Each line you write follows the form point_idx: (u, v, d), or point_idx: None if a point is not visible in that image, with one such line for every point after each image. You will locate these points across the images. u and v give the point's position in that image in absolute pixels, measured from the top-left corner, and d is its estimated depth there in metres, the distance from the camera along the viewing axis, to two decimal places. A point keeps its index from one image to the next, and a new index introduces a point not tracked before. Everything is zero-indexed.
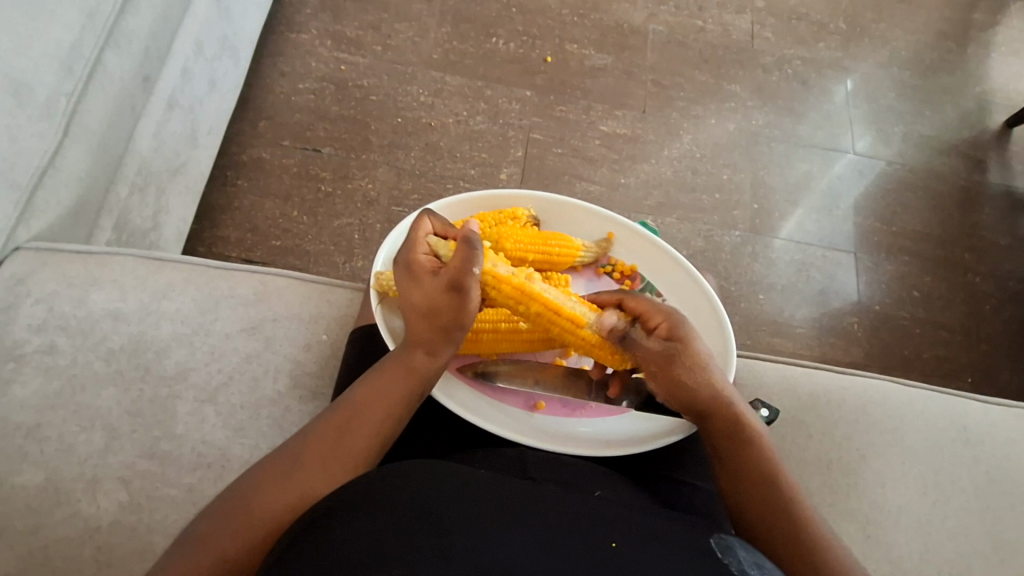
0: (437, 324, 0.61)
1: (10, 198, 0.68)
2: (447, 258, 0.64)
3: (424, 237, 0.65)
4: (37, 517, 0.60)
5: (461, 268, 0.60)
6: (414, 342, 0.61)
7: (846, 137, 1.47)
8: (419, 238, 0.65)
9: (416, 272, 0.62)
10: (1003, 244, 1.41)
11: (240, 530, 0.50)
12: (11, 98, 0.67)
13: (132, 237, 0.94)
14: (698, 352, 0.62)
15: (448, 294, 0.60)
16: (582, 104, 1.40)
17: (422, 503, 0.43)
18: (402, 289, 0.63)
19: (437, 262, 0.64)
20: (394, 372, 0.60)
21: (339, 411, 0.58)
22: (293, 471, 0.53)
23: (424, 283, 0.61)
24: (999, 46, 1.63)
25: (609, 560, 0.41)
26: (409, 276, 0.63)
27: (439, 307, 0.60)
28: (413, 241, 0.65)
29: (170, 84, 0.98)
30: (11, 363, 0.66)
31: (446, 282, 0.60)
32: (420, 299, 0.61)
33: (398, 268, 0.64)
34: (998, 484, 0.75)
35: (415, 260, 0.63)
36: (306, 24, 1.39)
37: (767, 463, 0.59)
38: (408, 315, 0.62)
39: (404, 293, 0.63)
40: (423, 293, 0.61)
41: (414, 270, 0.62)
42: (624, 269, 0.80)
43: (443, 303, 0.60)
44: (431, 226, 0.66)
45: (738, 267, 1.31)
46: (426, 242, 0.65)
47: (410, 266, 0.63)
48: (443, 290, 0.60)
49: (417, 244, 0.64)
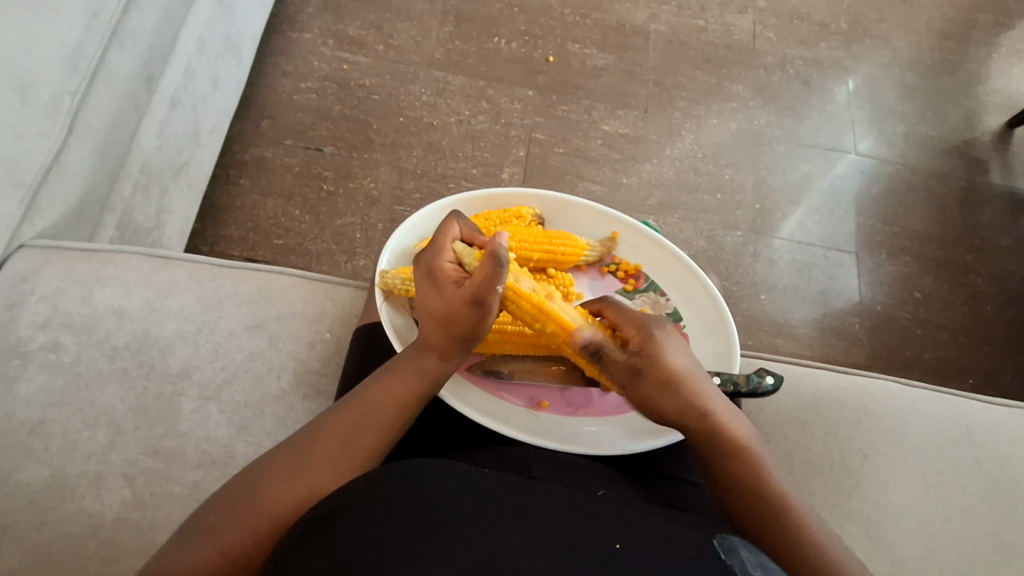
0: (452, 334, 0.61)
1: (15, 196, 0.68)
2: (471, 268, 0.64)
3: (450, 243, 0.65)
4: (41, 514, 0.60)
5: (485, 283, 0.59)
6: (429, 346, 0.61)
7: (848, 137, 1.47)
8: (445, 243, 0.65)
9: (439, 279, 0.62)
10: (1004, 245, 1.41)
11: (247, 522, 0.51)
12: (16, 96, 0.67)
13: (135, 235, 0.94)
14: (670, 368, 0.60)
15: (468, 306, 0.60)
16: (584, 104, 1.40)
17: (427, 501, 0.43)
18: (421, 293, 0.63)
19: (461, 271, 0.64)
20: (406, 374, 0.61)
21: (350, 408, 0.58)
22: (304, 466, 0.54)
23: (446, 292, 0.62)
24: (1001, 47, 1.63)
25: (613, 560, 0.41)
26: (431, 282, 0.63)
27: (457, 318, 0.61)
28: (438, 245, 0.65)
29: (173, 83, 0.98)
30: (15, 360, 0.66)
31: (468, 294, 0.60)
32: (439, 307, 0.61)
33: (419, 272, 0.64)
34: (1000, 484, 0.76)
35: (438, 267, 0.63)
36: (309, 23, 1.39)
37: (750, 476, 0.58)
38: (424, 320, 0.62)
39: (423, 298, 0.63)
40: (443, 301, 0.61)
41: (437, 277, 0.62)
42: (628, 269, 0.81)
43: (462, 313, 0.60)
44: (459, 232, 0.66)
45: (740, 267, 1.31)
46: (452, 249, 0.64)
47: (432, 272, 0.63)
48: (464, 302, 0.60)
49: (443, 250, 0.64)
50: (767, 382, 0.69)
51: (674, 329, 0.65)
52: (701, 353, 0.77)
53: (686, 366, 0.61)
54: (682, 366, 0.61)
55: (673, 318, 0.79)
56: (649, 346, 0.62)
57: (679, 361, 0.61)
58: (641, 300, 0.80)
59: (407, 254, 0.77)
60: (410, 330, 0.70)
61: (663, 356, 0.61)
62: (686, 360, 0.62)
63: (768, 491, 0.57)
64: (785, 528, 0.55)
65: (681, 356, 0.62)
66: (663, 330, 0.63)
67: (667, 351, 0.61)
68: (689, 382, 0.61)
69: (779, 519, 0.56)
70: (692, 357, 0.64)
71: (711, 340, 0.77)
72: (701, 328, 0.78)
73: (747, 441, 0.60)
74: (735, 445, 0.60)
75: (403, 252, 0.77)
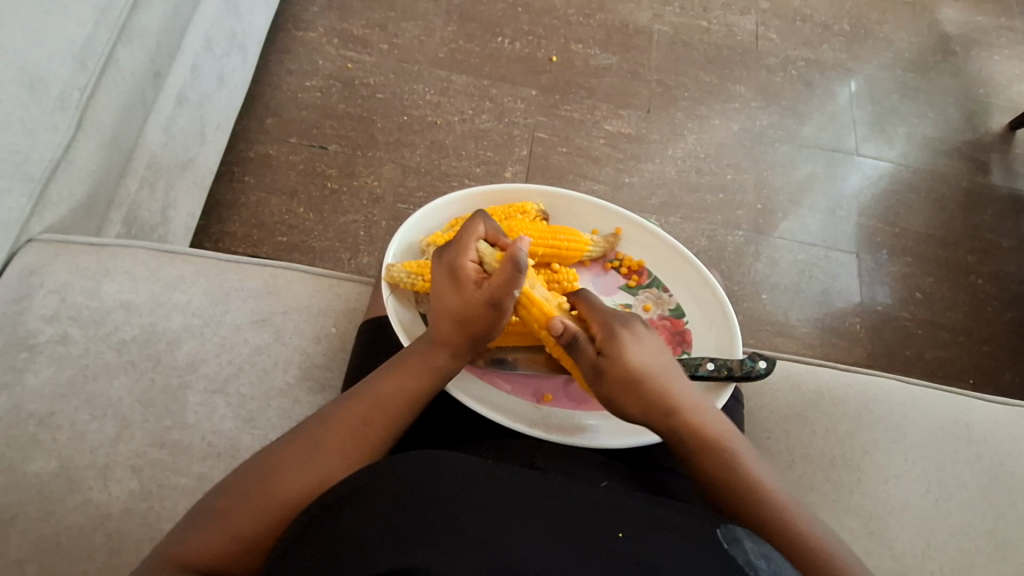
0: (468, 331, 0.63)
1: (24, 190, 0.69)
2: (491, 268, 0.65)
3: (474, 243, 0.66)
4: (49, 504, 0.60)
5: (503, 286, 0.61)
6: (441, 341, 0.62)
7: (850, 138, 1.48)
8: (468, 243, 0.66)
9: (458, 278, 0.64)
10: (1006, 246, 1.41)
11: (258, 508, 0.52)
12: (26, 91, 0.68)
13: (142, 231, 0.95)
14: (631, 367, 0.61)
15: (486, 306, 0.62)
16: (588, 103, 1.41)
17: (432, 493, 0.44)
18: (440, 288, 0.64)
19: (482, 271, 0.65)
20: (417, 367, 0.61)
21: (360, 399, 0.59)
22: (312, 454, 0.55)
23: (464, 290, 0.63)
24: (1003, 49, 1.63)
25: (619, 548, 0.41)
26: (450, 279, 0.64)
27: (473, 316, 0.62)
28: (461, 244, 0.66)
29: (180, 79, 0.99)
30: (23, 352, 0.67)
31: (488, 295, 0.62)
32: (457, 304, 0.62)
33: (439, 267, 0.65)
34: (1000, 481, 0.76)
35: (460, 265, 0.64)
36: (314, 22, 1.40)
37: (728, 465, 0.58)
38: (439, 315, 0.63)
39: (440, 293, 0.64)
40: (461, 299, 0.62)
41: (458, 275, 0.64)
42: (631, 264, 0.81)
43: (480, 313, 0.62)
44: (484, 232, 0.67)
45: (741, 266, 1.31)
46: (474, 250, 0.66)
47: (455, 270, 0.64)
48: (482, 302, 0.62)
49: (467, 250, 0.65)
50: (761, 367, 0.71)
51: (638, 324, 0.65)
52: (703, 347, 0.77)
53: (648, 362, 0.62)
54: (645, 363, 0.62)
55: (675, 314, 0.80)
56: (610, 346, 0.62)
57: (641, 358, 0.62)
58: (643, 296, 0.80)
59: (411, 249, 0.78)
60: (415, 324, 0.71)
61: (624, 354, 0.62)
62: (649, 356, 0.63)
63: (741, 476, 0.58)
64: (760, 511, 0.56)
65: (646, 352, 0.63)
66: (623, 328, 0.63)
67: (626, 349, 0.62)
68: (651, 378, 0.61)
69: (758, 509, 0.56)
70: (657, 351, 0.64)
71: (713, 334, 0.78)
72: (703, 323, 0.79)
73: (719, 430, 0.60)
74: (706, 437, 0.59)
75: (408, 247, 0.78)
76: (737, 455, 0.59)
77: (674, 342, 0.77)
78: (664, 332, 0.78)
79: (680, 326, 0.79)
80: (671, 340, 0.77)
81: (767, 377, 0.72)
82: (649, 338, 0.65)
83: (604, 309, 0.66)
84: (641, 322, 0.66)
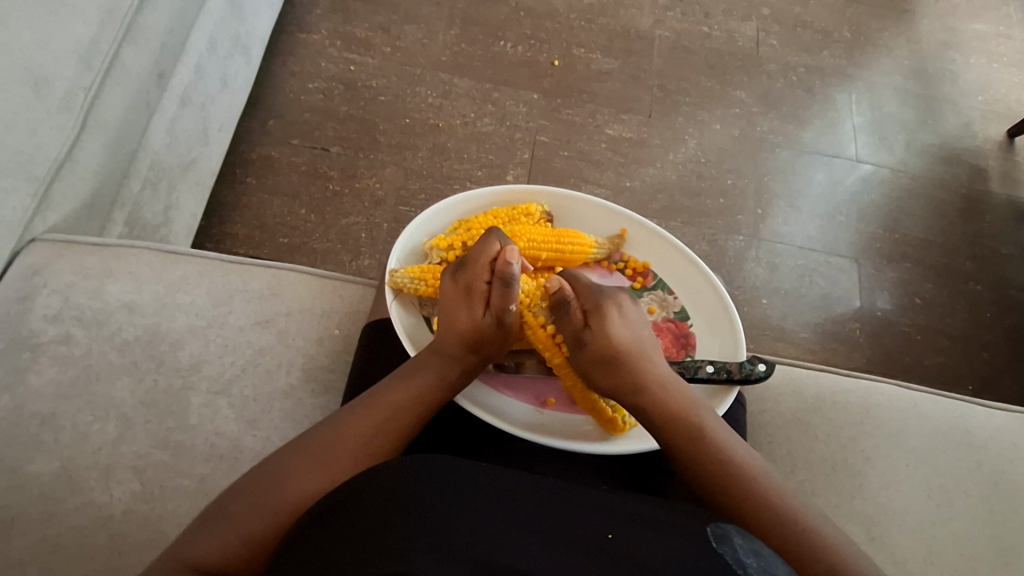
0: (479, 351, 0.64)
1: (29, 190, 0.69)
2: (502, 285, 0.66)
3: (485, 262, 0.66)
4: (51, 505, 0.60)
5: (502, 305, 0.63)
6: (453, 358, 0.63)
7: (850, 145, 1.48)
8: (482, 262, 0.66)
9: (471, 296, 0.65)
10: (1006, 253, 1.42)
11: (270, 510, 0.52)
12: (31, 90, 0.68)
13: (143, 231, 0.94)
14: (610, 340, 0.62)
15: (494, 327, 0.64)
16: (589, 108, 1.41)
17: (423, 494, 0.43)
18: (449, 304, 0.65)
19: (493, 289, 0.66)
20: (428, 377, 0.62)
21: (374, 403, 0.59)
22: (327, 456, 0.55)
23: (474, 312, 0.64)
24: (1002, 57, 1.64)
25: (606, 551, 0.41)
26: (463, 298, 0.65)
27: (484, 337, 0.64)
28: (476, 263, 0.66)
29: (182, 80, 0.99)
30: (27, 351, 0.67)
31: (495, 318, 0.64)
32: (467, 326, 0.64)
33: (452, 284, 0.66)
34: (1001, 487, 0.76)
35: (473, 285, 0.65)
36: (317, 24, 1.40)
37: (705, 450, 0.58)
38: (449, 331, 0.64)
39: (451, 310, 0.65)
40: (470, 320, 0.64)
41: (470, 294, 0.65)
42: (636, 266, 0.82)
43: (488, 335, 0.64)
44: (497, 249, 0.66)
45: (742, 271, 1.32)
46: (487, 267, 0.66)
47: (467, 290, 0.65)
48: (489, 326, 0.64)
49: (478, 270, 0.65)
50: (760, 370, 0.70)
51: (624, 298, 0.67)
52: (707, 351, 0.78)
53: (627, 338, 0.64)
54: (631, 336, 0.64)
55: (680, 316, 0.80)
56: (596, 321, 0.64)
57: (619, 334, 0.63)
58: (649, 298, 0.81)
59: (416, 250, 0.78)
60: (418, 328, 0.72)
61: (609, 327, 0.63)
62: (632, 331, 0.65)
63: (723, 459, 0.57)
64: (743, 486, 0.56)
65: (628, 326, 0.65)
66: (608, 303, 0.65)
67: (611, 322, 0.64)
68: (629, 355, 0.62)
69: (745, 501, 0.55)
70: (639, 324, 0.66)
71: (717, 339, 0.78)
72: (707, 327, 0.79)
73: (696, 409, 0.61)
74: (673, 419, 0.60)
75: (413, 249, 0.78)
76: (719, 440, 0.59)
77: (678, 345, 0.78)
78: (668, 335, 0.79)
79: (685, 329, 0.79)
80: (675, 343, 0.78)
81: (766, 379, 0.71)
82: (633, 312, 0.67)
83: (587, 286, 0.68)
84: (626, 297, 0.68)
